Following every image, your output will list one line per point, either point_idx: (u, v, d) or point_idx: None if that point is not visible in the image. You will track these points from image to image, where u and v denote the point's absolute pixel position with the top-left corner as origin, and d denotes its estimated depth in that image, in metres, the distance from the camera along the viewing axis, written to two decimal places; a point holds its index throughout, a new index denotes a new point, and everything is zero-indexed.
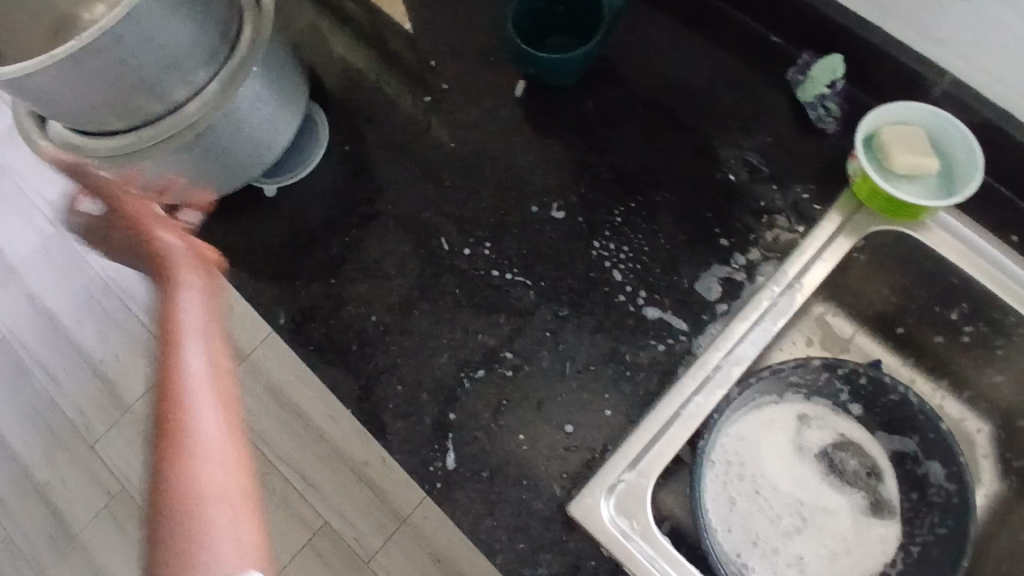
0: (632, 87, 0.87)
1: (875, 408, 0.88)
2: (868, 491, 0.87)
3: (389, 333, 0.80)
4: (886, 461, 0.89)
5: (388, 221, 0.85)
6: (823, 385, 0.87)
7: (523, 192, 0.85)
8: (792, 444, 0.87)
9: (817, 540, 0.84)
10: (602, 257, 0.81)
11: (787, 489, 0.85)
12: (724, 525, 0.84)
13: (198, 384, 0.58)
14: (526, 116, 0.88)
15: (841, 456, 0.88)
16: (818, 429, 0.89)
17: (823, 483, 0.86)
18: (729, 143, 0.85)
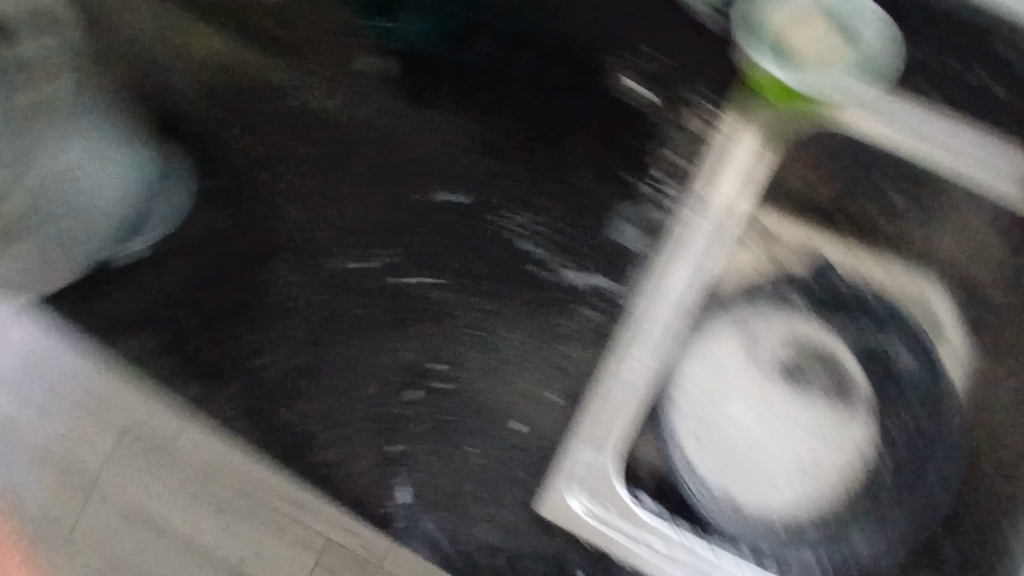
0: (472, 20, 0.73)
1: (826, 299, 0.74)
2: (846, 394, 0.73)
3: (310, 377, 0.76)
4: (860, 357, 0.73)
5: (274, 254, 0.78)
6: (761, 293, 0.74)
7: (411, 179, 0.76)
8: (740, 364, 0.74)
9: (797, 462, 0.73)
10: (509, 234, 0.74)
11: (746, 415, 0.74)
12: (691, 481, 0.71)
13: None
14: (379, 90, 0.76)
15: (806, 361, 0.74)
16: (770, 338, 0.75)
17: (787, 397, 0.74)
18: (605, 54, 0.71)
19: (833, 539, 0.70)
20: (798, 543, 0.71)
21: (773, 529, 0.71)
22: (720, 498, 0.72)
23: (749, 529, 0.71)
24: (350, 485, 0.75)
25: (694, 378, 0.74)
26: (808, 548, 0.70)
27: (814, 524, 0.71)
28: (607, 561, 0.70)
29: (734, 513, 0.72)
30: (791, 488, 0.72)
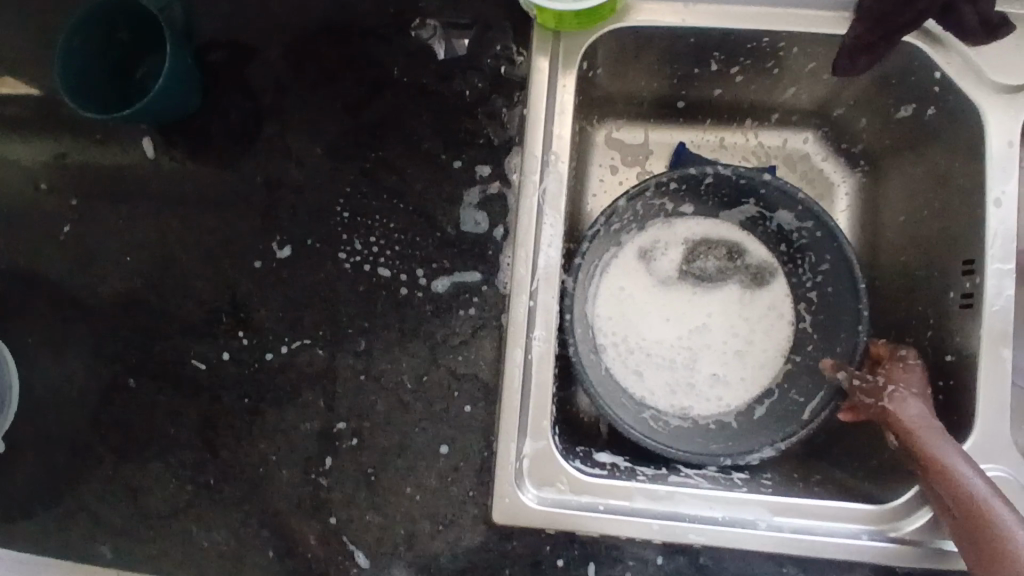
0: (260, 69, 0.72)
1: (704, 189, 0.74)
2: (747, 271, 0.78)
3: (217, 486, 0.69)
4: (743, 230, 0.78)
5: (134, 380, 0.72)
6: (644, 210, 0.75)
7: (238, 249, 0.71)
8: (645, 282, 0.77)
9: (726, 353, 0.76)
10: (359, 265, 0.70)
11: (669, 325, 0.76)
12: (640, 406, 0.73)
13: None
14: (186, 172, 0.73)
15: (698, 262, 0.78)
16: (664, 247, 0.77)
17: (697, 295, 0.77)
18: (393, 59, 0.71)
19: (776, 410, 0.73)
20: (752, 430, 0.72)
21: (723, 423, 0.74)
22: (668, 411, 0.74)
23: (704, 428, 0.73)
24: None
25: (611, 309, 0.76)
26: (758, 436, 0.71)
27: (758, 401, 0.74)
28: (584, 540, 0.66)
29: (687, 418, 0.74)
30: (732, 377, 0.75)
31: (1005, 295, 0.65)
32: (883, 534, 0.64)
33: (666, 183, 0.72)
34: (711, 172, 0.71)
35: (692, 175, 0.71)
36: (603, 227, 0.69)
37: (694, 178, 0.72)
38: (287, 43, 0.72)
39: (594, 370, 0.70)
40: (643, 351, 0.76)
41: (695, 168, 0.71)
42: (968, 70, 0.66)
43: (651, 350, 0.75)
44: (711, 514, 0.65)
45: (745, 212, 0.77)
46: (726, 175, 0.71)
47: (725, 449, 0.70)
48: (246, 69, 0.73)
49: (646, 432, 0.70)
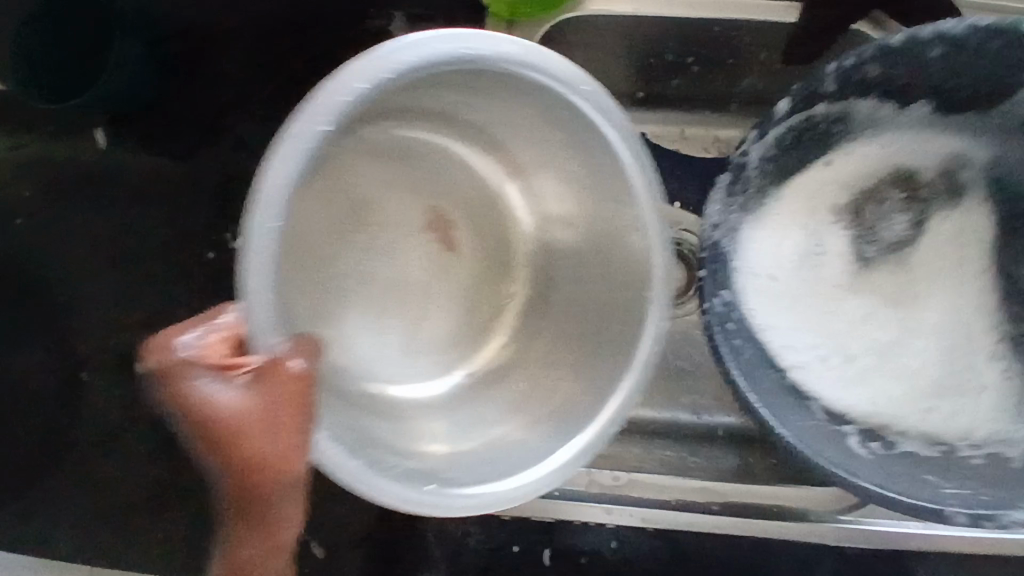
0: (211, 60, 0.72)
1: (861, 122, 0.59)
2: (939, 189, 0.66)
3: (173, 478, 0.69)
4: (949, 144, 0.64)
5: (92, 373, 0.71)
6: (791, 160, 0.59)
7: (190, 240, 0.71)
8: (827, 275, 0.65)
9: (934, 315, 0.64)
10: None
11: (873, 313, 0.65)
12: (879, 425, 0.61)
13: (260, 442, 0.45)
14: (139, 163, 0.73)
15: (883, 210, 0.65)
16: (834, 224, 0.65)
17: (895, 263, 0.65)
18: (346, 50, 0.71)
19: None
20: (1018, 424, 0.60)
21: (983, 410, 0.61)
22: (929, 435, 0.60)
23: (969, 437, 0.60)
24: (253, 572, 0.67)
25: (784, 298, 0.63)
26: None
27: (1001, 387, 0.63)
28: (539, 527, 0.66)
29: (941, 433, 0.60)
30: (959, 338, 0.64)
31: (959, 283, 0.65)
32: (832, 514, 0.63)
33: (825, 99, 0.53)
34: (900, 37, 0.50)
35: (893, 46, 0.50)
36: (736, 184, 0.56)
37: (854, 75, 0.52)
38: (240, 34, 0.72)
39: (783, 406, 0.57)
40: (831, 344, 0.63)
41: (852, 59, 0.51)
42: None
43: (842, 342, 0.64)
44: (665, 498, 0.64)
45: (922, 110, 0.59)
46: (938, 45, 0.50)
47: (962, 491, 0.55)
48: (194, 59, 0.72)
49: (879, 479, 0.54)
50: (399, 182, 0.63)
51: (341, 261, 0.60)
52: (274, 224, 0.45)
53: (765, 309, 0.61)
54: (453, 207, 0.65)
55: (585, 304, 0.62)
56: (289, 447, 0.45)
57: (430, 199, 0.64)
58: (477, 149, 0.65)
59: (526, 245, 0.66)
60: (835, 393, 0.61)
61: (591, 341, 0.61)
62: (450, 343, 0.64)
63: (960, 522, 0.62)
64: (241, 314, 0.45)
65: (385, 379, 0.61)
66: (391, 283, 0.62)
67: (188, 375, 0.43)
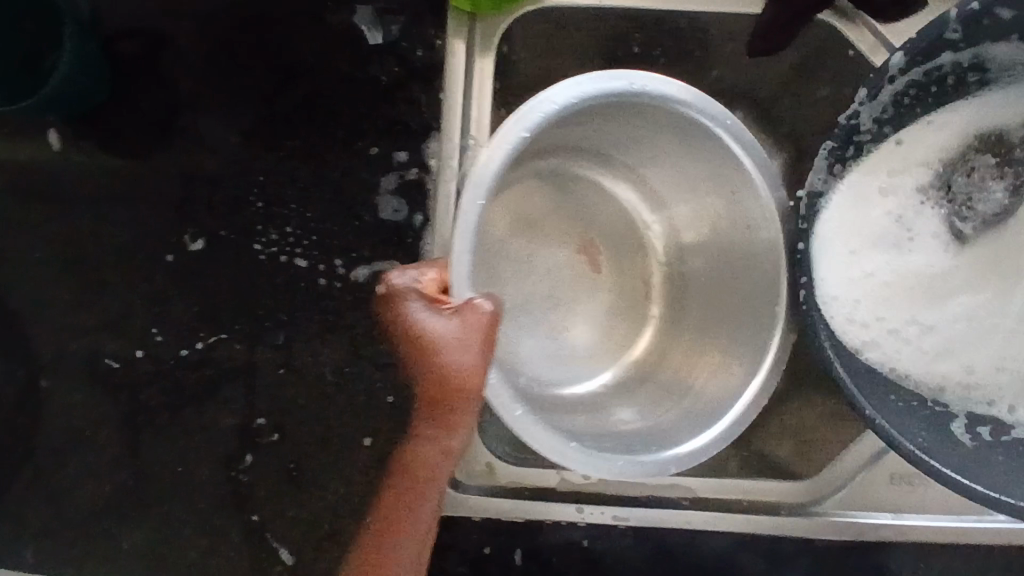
0: (166, 57, 0.70)
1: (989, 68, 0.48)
2: None
3: (136, 486, 0.68)
4: None
5: (49, 381, 0.69)
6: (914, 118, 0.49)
7: (149, 243, 0.69)
8: (919, 253, 0.52)
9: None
10: (282, 261, 0.68)
11: (974, 297, 0.52)
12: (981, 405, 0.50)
13: (462, 374, 0.52)
14: (95, 164, 0.71)
15: (980, 178, 0.53)
16: (929, 199, 0.52)
17: (995, 240, 0.53)
18: (306, 46, 0.70)
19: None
20: None
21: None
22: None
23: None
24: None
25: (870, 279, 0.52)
26: None
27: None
28: (510, 527, 0.66)
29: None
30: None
31: None
32: (805, 508, 0.63)
33: (950, 51, 0.44)
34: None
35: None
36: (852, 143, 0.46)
37: (981, 20, 0.43)
38: (197, 30, 0.70)
39: (880, 387, 0.47)
40: (922, 330, 0.51)
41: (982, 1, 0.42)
42: (880, 47, 0.68)
43: (933, 324, 0.52)
44: (639, 494, 0.63)
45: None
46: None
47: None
48: (151, 57, 0.70)
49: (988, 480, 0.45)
50: (551, 202, 0.64)
51: (500, 263, 0.62)
52: (480, 202, 0.48)
53: (858, 293, 0.51)
54: (600, 236, 0.66)
55: (713, 310, 0.61)
56: (476, 374, 0.52)
57: (581, 228, 0.65)
58: (619, 180, 0.65)
59: (661, 273, 0.66)
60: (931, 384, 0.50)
61: (721, 336, 0.59)
62: (611, 352, 0.65)
63: (924, 509, 0.62)
64: (450, 266, 0.51)
65: (573, 360, 0.64)
66: (550, 296, 0.64)
67: (407, 300, 0.54)
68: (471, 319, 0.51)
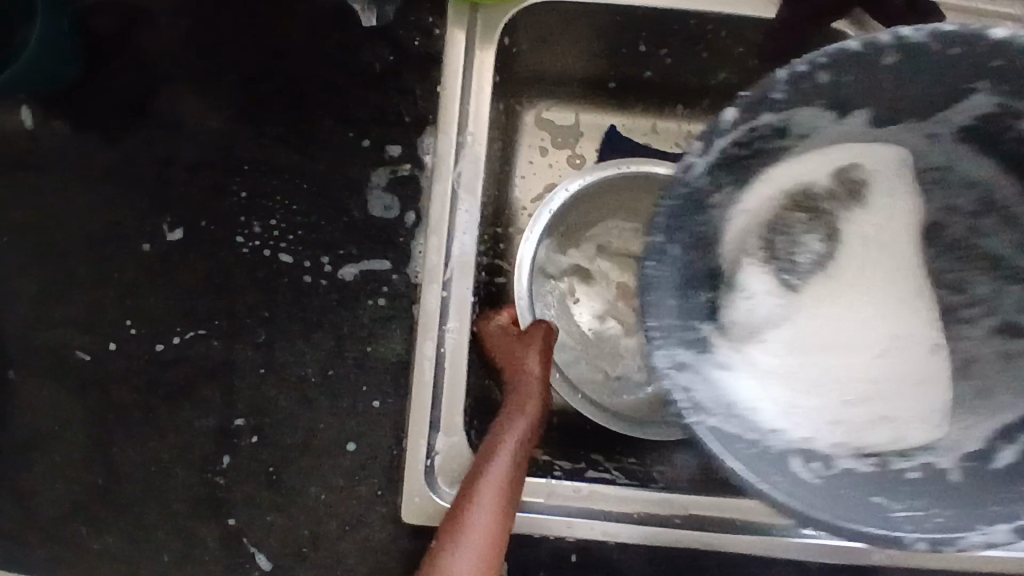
0: (146, 35, 0.67)
1: (795, 130, 0.40)
2: (837, 201, 0.48)
3: (104, 487, 0.64)
4: (868, 154, 0.46)
5: (13, 373, 0.65)
6: (692, 213, 0.38)
7: (124, 231, 0.66)
8: (763, 307, 0.46)
9: (852, 384, 0.46)
10: (259, 259, 0.65)
11: (834, 340, 0.47)
12: (824, 448, 0.42)
13: (532, 377, 0.59)
14: (66, 144, 0.67)
15: (810, 236, 0.48)
16: (750, 250, 0.46)
17: (828, 292, 0.48)
18: (297, 30, 0.66)
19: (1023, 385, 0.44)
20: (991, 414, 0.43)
21: (943, 437, 0.43)
22: (882, 458, 0.42)
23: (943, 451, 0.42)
24: None
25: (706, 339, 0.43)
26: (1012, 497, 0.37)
27: (967, 428, 0.43)
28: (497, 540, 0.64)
29: (936, 459, 0.42)
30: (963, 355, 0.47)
31: None
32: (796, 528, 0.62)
33: (772, 111, 0.36)
34: (864, 41, 0.33)
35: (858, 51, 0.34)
36: (678, 202, 0.37)
37: (797, 85, 0.35)
38: (184, 7, 0.66)
39: (720, 420, 0.39)
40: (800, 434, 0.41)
41: (804, 64, 0.35)
42: None
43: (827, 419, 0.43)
44: (627, 510, 0.62)
45: (858, 121, 0.41)
46: (896, 53, 0.34)
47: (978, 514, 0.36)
48: (132, 35, 0.67)
49: (823, 504, 0.37)
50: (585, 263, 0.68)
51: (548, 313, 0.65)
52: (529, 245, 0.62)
53: (690, 354, 0.40)
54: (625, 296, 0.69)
55: None
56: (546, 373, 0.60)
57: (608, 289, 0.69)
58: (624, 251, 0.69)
59: None
60: (773, 474, 0.38)
61: None
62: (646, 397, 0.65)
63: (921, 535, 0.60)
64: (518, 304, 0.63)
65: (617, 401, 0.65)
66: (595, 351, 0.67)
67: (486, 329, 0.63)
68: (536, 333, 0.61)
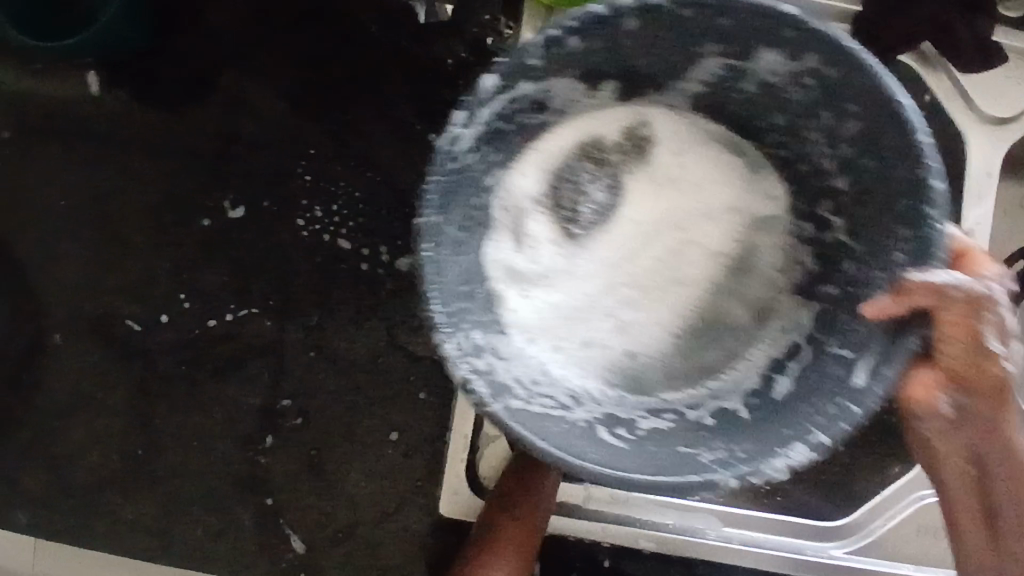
0: (222, 13, 0.67)
1: (555, 104, 0.44)
2: (624, 152, 0.49)
3: (144, 456, 0.65)
4: (633, 108, 0.47)
5: (60, 336, 0.66)
6: (459, 188, 0.41)
7: (184, 205, 0.66)
8: (541, 253, 0.49)
9: (636, 329, 0.50)
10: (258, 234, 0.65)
11: (617, 287, 0.50)
12: (625, 415, 0.46)
13: None
14: (131, 114, 0.67)
15: (587, 184, 0.50)
16: (537, 199, 0.49)
17: (620, 237, 0.50)
18: (372, 19, 0.66)
19: (775, 332, 0.49)
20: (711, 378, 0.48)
21: (683, 369, 0.49)
22: (659, 407, 0.47)
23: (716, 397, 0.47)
24: (228, 560, 0.64)
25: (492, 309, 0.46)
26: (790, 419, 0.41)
27: (731, 355, 0.49)
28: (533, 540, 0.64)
29: (722, 401, 0.47)
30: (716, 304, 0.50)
31: None
32: (825, 550, 0.63)
33: (530, 78, 0.39)
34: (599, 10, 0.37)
35: (600, 18, 0.37)
36: (448, 176, 0.39)
37: (558, 46, 0.38)
38: None
39: (524, 401, 0.41)
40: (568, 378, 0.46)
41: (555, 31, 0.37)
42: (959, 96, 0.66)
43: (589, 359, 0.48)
44: (663, 521, 0.64)
45: (608, 95, 0.45)
46: (637, 16, 0.37)
47: (774, 429, 0.41)
48: (205, 11, 0.67)
49: (645, 467, 0.40)
50: None
51: None
52: None
53: (480, 335, 0.43)
54: None
55: None
56: None
57: None
58: None
59: None
60: (553, 428, 0.41)
61: None
62: None
63: (947, 564, 0.62)
64: None
65: None
66: None
67: None
68: None
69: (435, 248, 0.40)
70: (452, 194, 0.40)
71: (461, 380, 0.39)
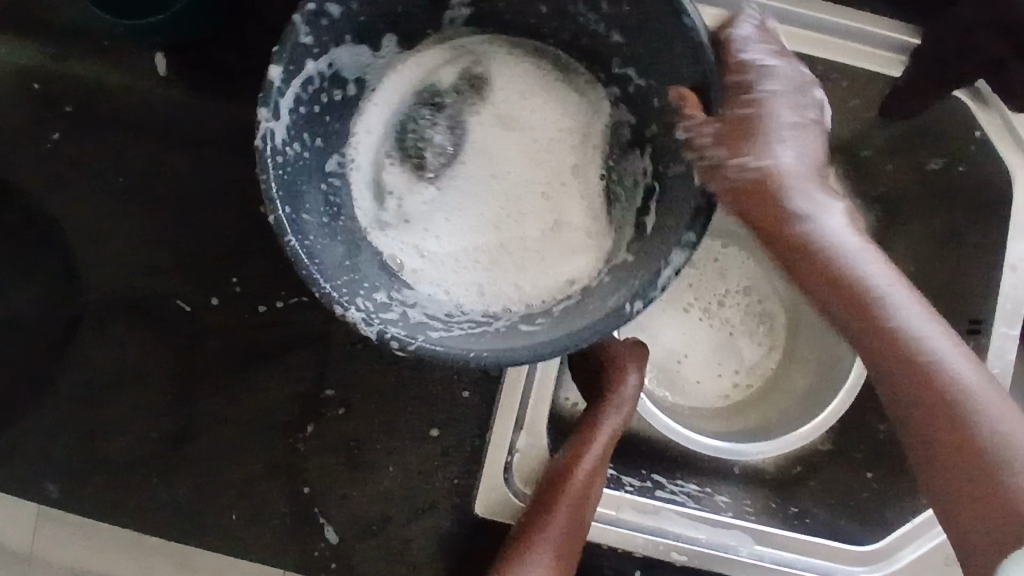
0: None
1: (350, 74, 0.53)
2: (451, 90, 0.58)
3: (184, 435, 0.65)
4: (415, 51, 0.56)
5: (108, 312, 0.67)
6: (297, 173, 0.50)
7: (241, 191, 0.67)
8: (415, 194, 0.57)
9: (504, 232, 0.57)
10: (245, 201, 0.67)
11: (485, 206, 0.58)
12: (529, 309, 0.54)
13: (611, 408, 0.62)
14: (194, 98, 0.68)
15: (429, 122, 0.58)
16: (386, 153, 0.58)
17: (469, 158, 0.58)
18: None
19: (630, 187, 0.55)
20: (593, 241, 0.56)
21: (563, 240, 0.57)
22: (558, 293, 0.54)
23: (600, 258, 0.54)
24: (259, 546, 0.64)
25: (383, 267, 0.55)
26: (647, 261, 0.49)
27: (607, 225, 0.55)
28: None
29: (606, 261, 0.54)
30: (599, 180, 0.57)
31: (1007, 359, 0.66)
32: None
33: (313, 51, 0.47)
34: None
35: None
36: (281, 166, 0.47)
37: (323, 16, 0.46)
38: None
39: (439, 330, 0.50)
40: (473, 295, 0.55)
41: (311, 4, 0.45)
42: (1001, 129, 0.67)
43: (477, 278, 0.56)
44: (694, 535, 0.64)
45: (393, 50, 0.55)
46: None
47: (630, 282, 0.49)
48: None
49: (535, 346, 0.48)
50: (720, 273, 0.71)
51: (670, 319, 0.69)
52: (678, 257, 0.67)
53: (386, 295, 0.52)
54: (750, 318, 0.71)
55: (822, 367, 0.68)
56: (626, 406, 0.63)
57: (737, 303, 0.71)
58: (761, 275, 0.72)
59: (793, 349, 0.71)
60: (455, 339, 0.49)
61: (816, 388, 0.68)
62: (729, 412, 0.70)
63: None
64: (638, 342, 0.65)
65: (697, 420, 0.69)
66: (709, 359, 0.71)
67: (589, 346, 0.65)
68: (631, 365, 0.63)
69: (297, 236, 0.47)
70: (293, 182, 0.49)
71: (376, 336, 0.48)
